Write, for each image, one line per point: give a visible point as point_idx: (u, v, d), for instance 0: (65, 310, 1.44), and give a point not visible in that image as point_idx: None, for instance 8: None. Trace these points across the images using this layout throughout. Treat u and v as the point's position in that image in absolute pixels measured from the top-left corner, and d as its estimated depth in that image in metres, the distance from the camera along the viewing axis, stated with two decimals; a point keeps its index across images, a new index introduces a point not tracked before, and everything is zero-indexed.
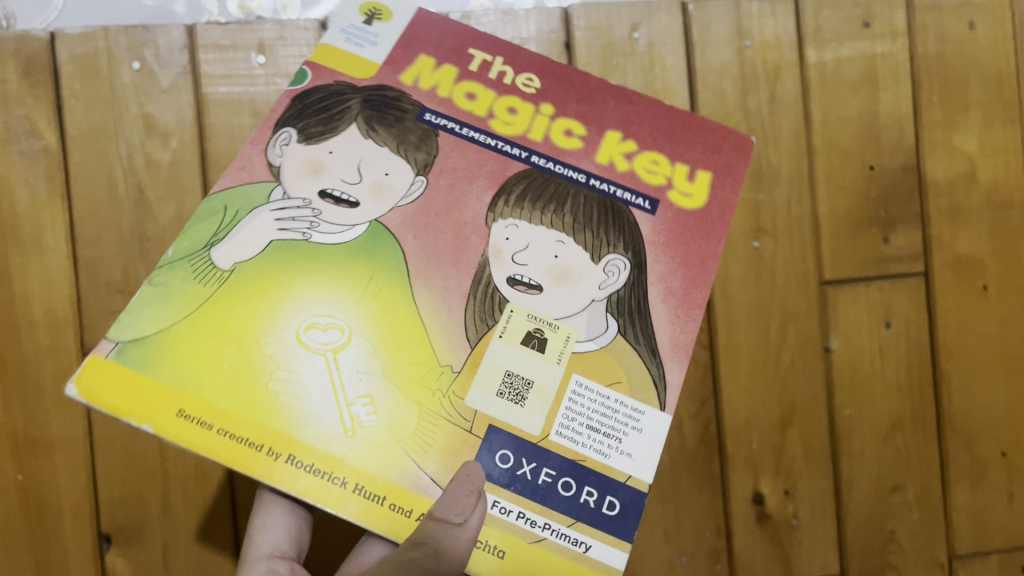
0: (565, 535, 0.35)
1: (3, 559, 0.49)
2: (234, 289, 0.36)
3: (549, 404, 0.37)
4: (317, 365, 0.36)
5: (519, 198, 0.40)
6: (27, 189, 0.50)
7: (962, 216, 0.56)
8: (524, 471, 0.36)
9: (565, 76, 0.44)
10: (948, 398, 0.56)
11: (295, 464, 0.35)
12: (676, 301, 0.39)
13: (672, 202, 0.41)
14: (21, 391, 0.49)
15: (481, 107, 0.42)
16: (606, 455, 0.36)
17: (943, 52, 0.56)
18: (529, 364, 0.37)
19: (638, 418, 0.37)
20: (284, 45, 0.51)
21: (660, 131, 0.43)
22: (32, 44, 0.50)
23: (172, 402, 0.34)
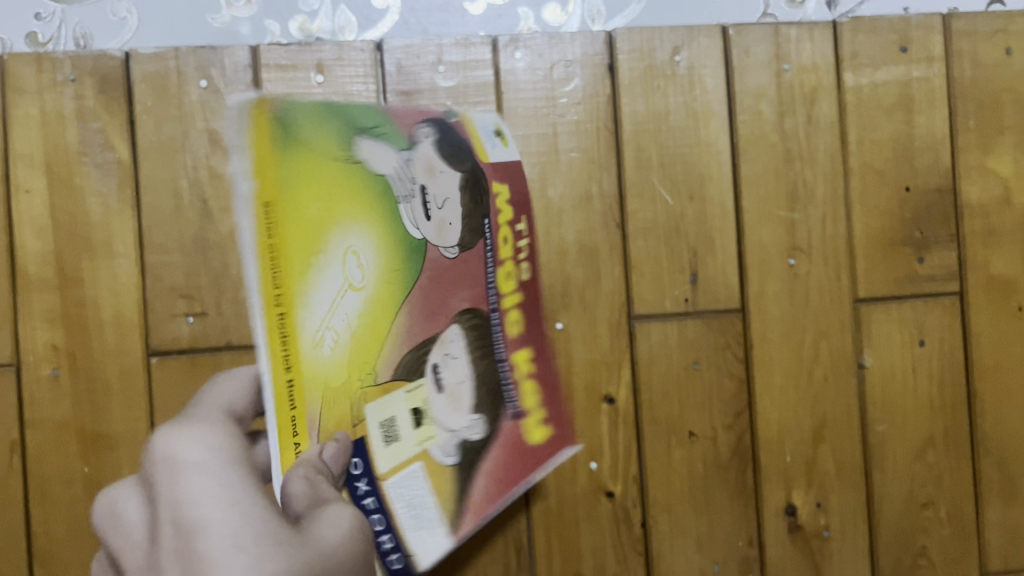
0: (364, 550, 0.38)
1: (68, 546, 0.52)
2: (309, 165, 0.33)
3: (399, 459, 0.39)
4: (341, 278, 0.34)
5: (473, 325, 0.45)
6: (100, 199, 0.53)
7: (997, 237, 0.57)
8: (360, 488, 0.36)
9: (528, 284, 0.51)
10: (982, 417, 0.57)
11: (279, 319, 0.30)
12: (489, 470, 0.46)
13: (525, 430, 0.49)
14: (89, 388, 0.53)
15: (505, 279, 0.48)
16: (409, 530, 0.41)
17: (978, 77, 0.57)
18: (426, 424, 0.41)
19: (431, 528, 0.42)
20: (341, 66, 0.54)
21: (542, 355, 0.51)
22: (108, 63, 0.53)
23: (272, 194, 0.30)
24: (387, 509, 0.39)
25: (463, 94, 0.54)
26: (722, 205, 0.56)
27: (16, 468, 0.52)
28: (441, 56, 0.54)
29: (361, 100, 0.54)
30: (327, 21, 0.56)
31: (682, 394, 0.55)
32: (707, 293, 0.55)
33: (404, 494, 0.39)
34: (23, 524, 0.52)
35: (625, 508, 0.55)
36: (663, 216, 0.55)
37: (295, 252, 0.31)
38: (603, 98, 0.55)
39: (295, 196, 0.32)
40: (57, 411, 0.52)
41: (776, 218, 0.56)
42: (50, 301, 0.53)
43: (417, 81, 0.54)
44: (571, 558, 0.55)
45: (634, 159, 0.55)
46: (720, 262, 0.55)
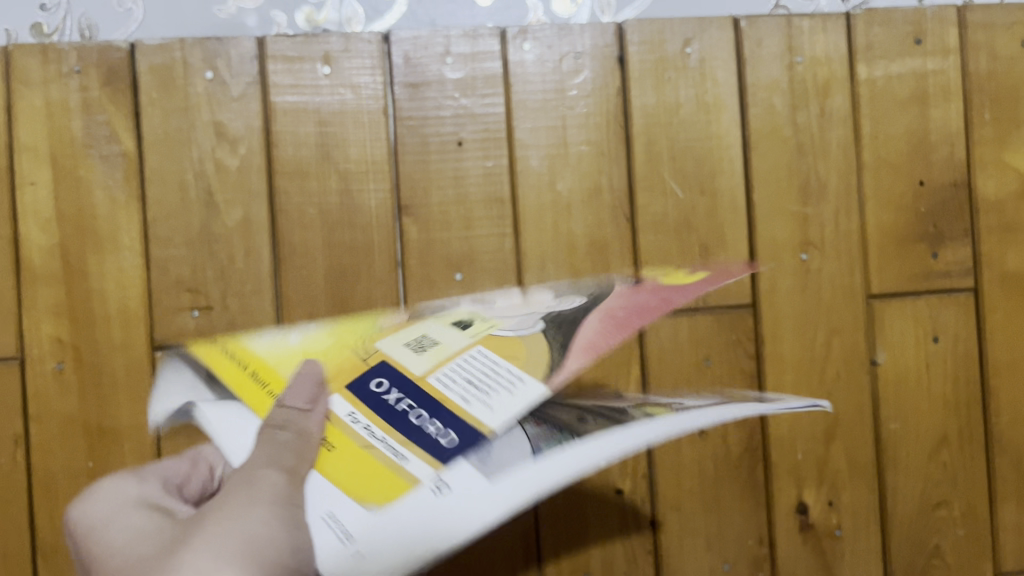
0: (394, 447, 0.36)
1: None
2: (236, 348, 0.44)
3: (444, 356, 0.41)
4: (297, 332, 0.45)
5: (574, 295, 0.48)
6: (106, 191, 0.53)
7: (1013, 233, 0.56)
8: (388, 396, 0.39)
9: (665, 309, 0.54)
10: (997, 415, 0.56)
11: (254, 378, 0.41)
12: (609, 317, 0.41)
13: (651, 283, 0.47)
14: (94, 382, 0.52)
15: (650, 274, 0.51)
16: (468, 403, 0.38)
17: (994, 70, 0.56)
18: (449, 335, 0.42)
19: (516, 384, 0.38)
20: (348, 58, 0.53)
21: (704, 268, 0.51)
22: (114, 54, 0.53)
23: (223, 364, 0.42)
24: (433, 396, 0.38)
25: (471, 86, 0.54)
26: (733, 199, 0.55)
27: (20, 463, 0.52)
28: (449, 48, 0.54)
29: (368, 92, 0.53)
30: (334, 12, 0.55)
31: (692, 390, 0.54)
32: (718, 288, 0.55)
33: (472, 374, 0.39)
34: (28, 518, 0.52)
35: (634, 506, 0.54)
36: (674, 210, 0.54)
37: (272, 363, 0.43)
38: (613, 90, 0.54)
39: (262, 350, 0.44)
40: (62, 405, 0.52)
41: (788, 212, 0.55)
42: (55, 294, 0.52)
43: (425, 72, 0.54)
44: (579, 557, 0.54)
45: (644, 152, 0.54)
46: (731, 258, 0.55)
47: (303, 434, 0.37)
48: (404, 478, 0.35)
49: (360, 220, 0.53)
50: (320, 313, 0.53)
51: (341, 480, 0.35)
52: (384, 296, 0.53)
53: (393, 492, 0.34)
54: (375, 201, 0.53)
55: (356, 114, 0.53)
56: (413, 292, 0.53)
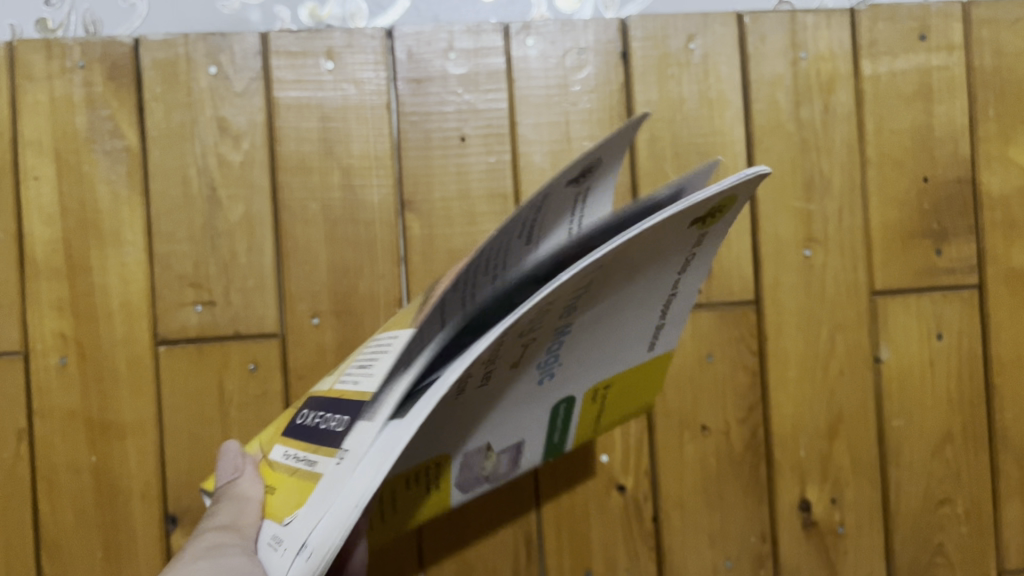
0: (308, 459, 0.34)
1: (75, 535, 0.52)
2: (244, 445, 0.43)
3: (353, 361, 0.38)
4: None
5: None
6: (109, 186, 0.53)
7: (1018, 229, 0.56)
8: (307, 417, 0.37)
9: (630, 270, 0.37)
10: (1001, 412, 0.56)
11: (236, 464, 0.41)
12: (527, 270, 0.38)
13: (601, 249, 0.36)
14: (97, 376, 0.52)
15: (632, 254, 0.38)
16: (359, 382, 0.34)
17: (999, 67, 0.56)
18: None
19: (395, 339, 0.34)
20: (351, 53, 0.53)
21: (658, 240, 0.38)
22: (117, 49, 0.53)
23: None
24: (334, 397, 0.35)
25: (475, 82, 0.54)
26: None
27: (23, 457, 0.52)
28: (452, 43, 0.54)
29: (371, 88, 0.53)
30: (337, 8, 0.55)
31: (695, 386, 0.54)
32: (721, 284, 0.54)
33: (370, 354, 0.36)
34: (30, 512, 0.52)
35: (636, 502, 0.54)
36: None
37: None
38: (616, 86, 0.54)
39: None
40: (65, 399, 0.52)
41: (791, 208, 0.55)
42: (58, 288, 0.52)
43: (428, 68, 0.54)
44: (581, 553, 0.54)
45: (647, 148, 0.54)
46: (734, 254, 0.55)
47: (238, 498, 0.36)
48: (314, 479, 0.32)
49: (363, 215, 0.53)
50: (323, 309, 0.53)
51: (283, 508, 0.34)
52: (386, 290, 0.53)
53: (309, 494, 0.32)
54: (378, 197, 0.53)
55: (359, 110, 0.53)
56: (415, 287, 0.53)
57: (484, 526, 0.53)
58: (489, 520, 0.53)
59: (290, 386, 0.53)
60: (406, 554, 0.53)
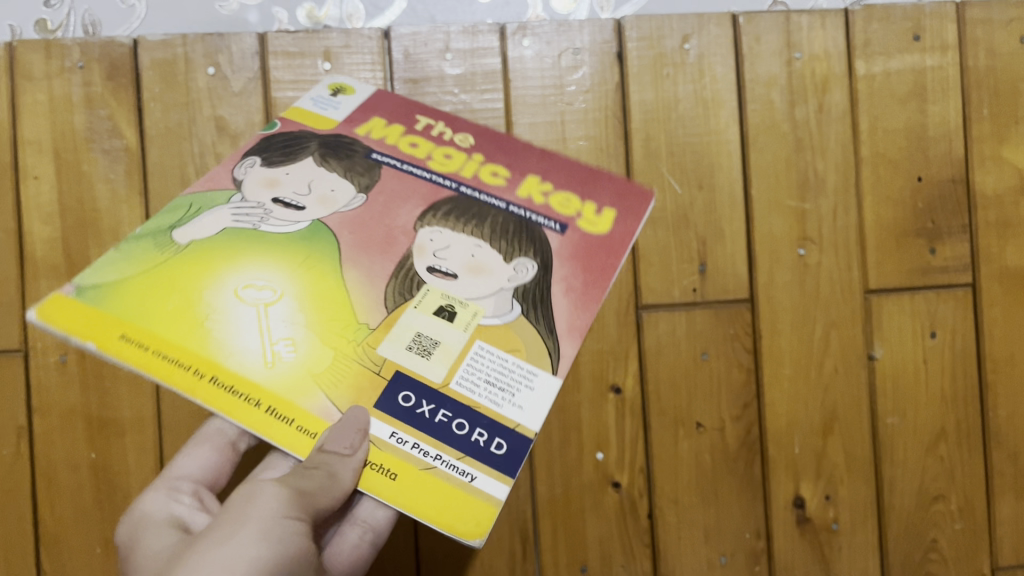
0: (454, 465, 0.33)
1: (74, 531, 0.52)
2: (126, 313, 0.34)
3: (455, 360, 0.35)
4: (251, 311, 0.35)
5: (446, 213, 0.40)
6: (108, 185, 0.53)
7: (1012, 228, 0.56)
8: (422, 411, 0.34)
9: (597, 246, 0.41)
10: (994, 410, 0.56)
11: (219, 385, 0.33)
12: (576, 297, 0.38)
13: (581, 228, 0.41)
14: (96, 374, 0.53)
15: (570, 211, 0.42)
16: (498, 405, 0.34)
17: (993, 66, 0.56)
18: (439, 329, 0.36)
19: (531, 379, 0.35)
20: (349, 53, 0.54)
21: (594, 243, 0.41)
22: (116, 50, 0.53)
23: (114, 327, 0.34)
24: (464, 404, 0.34)
25: (471, 82, 0.54)
26: (731, 195, 0.55)
27: (24, 453, 0.52)
28: (448, 44, 0.54)
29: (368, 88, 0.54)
30: (335, 8, 0.56)
31: (690, 385, 0.55)
32: (716, 283, 0.55)
33: (478, 368, 0.35)
34: (30, 508, 0.52)
35: (631, 499, 0.54)
36: (672, 205, 0.55)
37: (172, 334, 0.34)
38: (611, 86, 0.55)
39: (130, 301, 0.35)
40: (64, 396, 0.52)
41: (786, 208, 0.55)
42: (57, 286, 0.53)
43: (424, 68, 0.54)
44: (577, 549, 0.54)
45: (642, 147, 0.55)
46: (729, 253, 0.55)
47: (330, 475, 0.33)
48: (480, 497, 0.32)
49: None
50: None
51: (413, 506, 0.32)
52: None
53: (481, 520, 0.32)
54: None
55: None
56: None
57: None
58: None
59: None
60: (403, 548, 0.54)
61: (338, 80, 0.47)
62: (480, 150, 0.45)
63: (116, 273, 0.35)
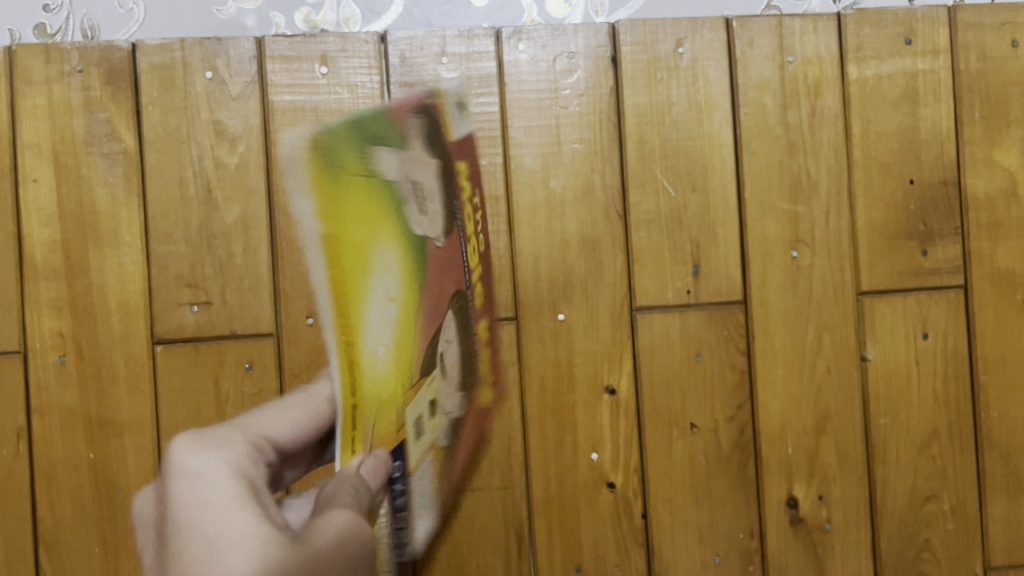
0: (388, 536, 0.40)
1: (73, 532, 0.53)
2: (327, 202, 0.34)
3: (422, 450, 0.43)
4: (381, 295, 0.38)
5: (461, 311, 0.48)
6: (107, 188, 0.54)
7: (1003, 230, 0.57)
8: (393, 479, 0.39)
9: (482, 425, 0.52)
10: (986, 411, 0.57)
11: (348, 349, 0.34)
12: (466, 450, 0.50)
13: (485, 402, 0.51)
14: (95, 375, 0.53)
15: (484, 386, 0.52)
16: (415, 511, 0.44)
17: (984, 70, 0.57)
18: (424, 406, 0.44)
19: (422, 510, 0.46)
20: (345, 57, 0.54)
21: (481, 423, 0.52)
22: (114, 54, 0.54)
23: (334, 235, 0.34)
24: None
25: (467, 86, 0.55)
26: (725, 198, 0.56)
27: (23, 454, 0.53)
28: (444, 48, 0.55)
29: (365, 92, 0.54)
30: (332, 13, 0.56)
31: (683, 386, 0.55)
32: (709, 285, 0.55)
33: (422, 486, 0.43)
34: (30, 508, 0.53)
35: (626, 499, 0.55)
36: (666, 208, 0.55)
37: (350, 274, 0.34)
38: (606, 90, 0.55)
39: (344, 195, 0.34)
40: (63, 398, 0.53)
41: (779, 210, 0.56)
42: (57, 288, 0.53)
43: (420, 72, 0.55)
44: (572, 548, 0.55)
45: (636, 151, 0.55)
46: (722, 255, 0.55)
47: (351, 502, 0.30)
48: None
49: None
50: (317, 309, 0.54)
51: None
52: None
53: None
54: None
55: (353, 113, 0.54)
56: None
57: (476, 523, 0.54)
58: (484, 514, 0.54)
59: (285, 385, 0.54)
60: None
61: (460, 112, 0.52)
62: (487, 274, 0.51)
63: (343, 165, 0.35)
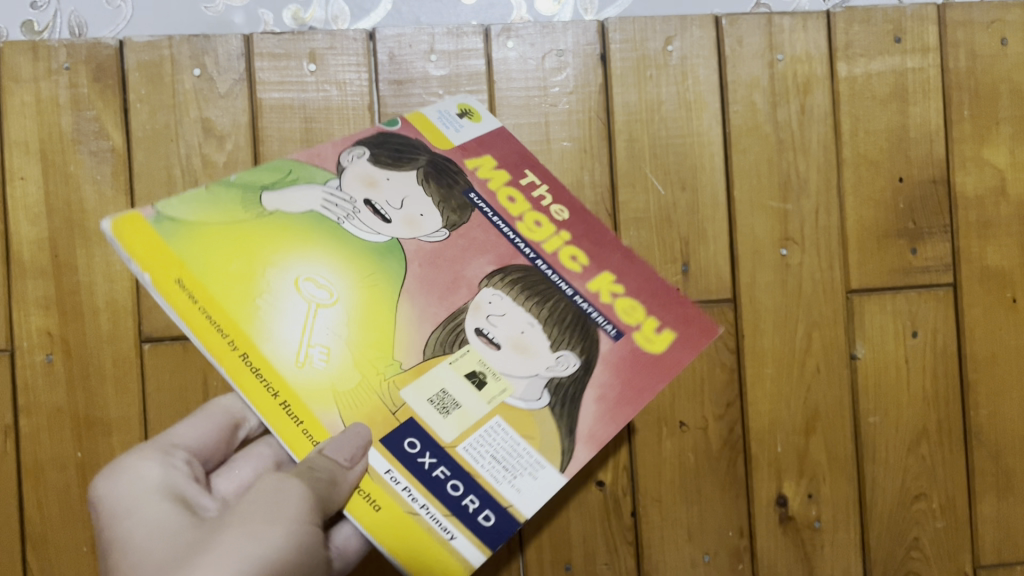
0: (437, 520, 0.34)
1: (61, 531, 0.53)
2: None
3: (468, 424, 0.36)
4: (301, 305, 0.37)
5: (513, 280, 0.40)
6: (94, 185, 0.53)
7: (991, 229, 0.57)
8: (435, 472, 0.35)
9: (631, 362, 0.39)
10: (976, 409, 0.57)
11: None
12: (606, 406, 0.37)
13: (634, 343, 0.39)
14: (82, 372, 0.53)
15: (605, 293, 0.41)
16: (497, 481, 0.35)
17: (973, 68, 0.57)
18: (490, 369, 0.37)
19: (534, 467, 0.35)
20: (334, 55, 0.54)
21: (638, 363, 0.39)
22: (102, 51, 0.54)
23: (173, 268, 0.36)
24: (466, 471, 0.35)
25: (455, 83, 0.55)
26: (714, 195, 0.56)
27: (10, 453, 0.53)
28: (433, 45, 0.55)
29: (354, 89, 0.54)
30: (320, 10, 0.56)
31: (672, 383, 0.55)
32: (699, 283, 0.55)
33: (487, 451, 0.35)
34: (18, 507, 0.53)
35: (615, 497, 0.55)
36: (655, 206, 0.55)
37: (222, 292, 0.36)
38: (595, 88, 0.55)
39: (206, 252, 0.36)
40: (51, 396, 0.53)
41: (769, 208, 0.56)
42: (44, 287, 0.53)
43: (409, 69, 0.54)
44: (561, 546, 0.55)
45: (626, 148, 0.55)
46: (712, 253, 0.55)
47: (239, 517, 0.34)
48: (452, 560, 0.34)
49: None
50: None
51: (391, 545, 0.34)
52: None
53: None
54: None
55: (341, 111, 0.54)
56: None
57: None
58: None
59: None
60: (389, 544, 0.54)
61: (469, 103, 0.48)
62: (570, 227, 0.43)
63: (200, 217, 0.38)
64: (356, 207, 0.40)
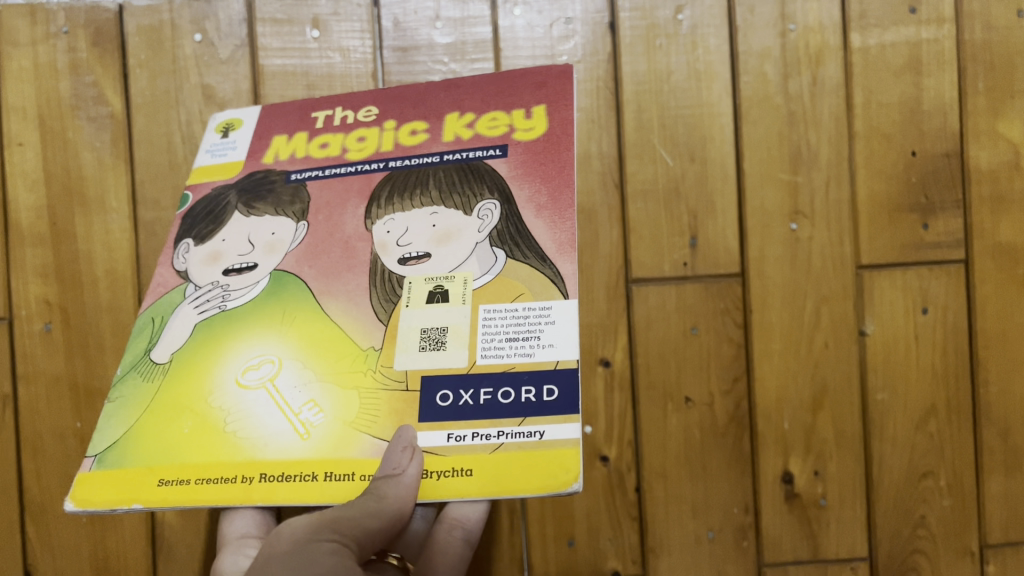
0: (519, 433, 0.34)
1: (60, 501, 0.52)
2: None
3: (467, 337, 0.36)
4: (262, 397, 0.37)
5: (388, 196, 0.40)
6: (93, 152, 0.52)
7: (1005, 204, 0.56)
8: (465, 400, 0.35)
9: (536, 154, 0.40)
10: (985, 386, 0.56)
11: None
12: (549, 213, 0.38)
13: (517, 142, 0.40)
14: (82, 340, 0.52)
15: (465, 131, 0.41)
16: (531, 354, 0.35)
17: (990, 40, 0.56)
18: (436, 283, 0.37)
19: (548, 314, 0.35)
20: (337, 21, 0.53)
21: (531, 154, 0.40)
22: (102, 15, 0.53)
23: (152, 481, 0.36)
24: (501, 373, 0.35)
25: (461, 51, 0.54)
26: (723, 167, 0.55)
27: (10, 423, 0.52)
28: (438, 12, 0.53)
29: (357, 56, 0.53)
30: None
31: (678, 359, 0.54)
32: (706, 258, 0.54)
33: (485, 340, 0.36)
34: (17, 476, 0.52)
35: (620, 473, 0.54)
36: (663, 178, 0.54)
37: (209, 456, 0.36)
38: (603, 56, 0.54)
39: (170, 441, 0.36)
40: (50, 365, 0.52)
41: (779, 181, 0.55)
42: (43, 255, 0.52)
43: (414, 37, 0.53)
44: (565, 522, 0.54)
45: (634, 119, 0.54)
46: (720, 226, 0.55)
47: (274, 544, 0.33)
48: (553, 450, 0.33)
49: None
50: None
51: (499, 487, 0.33)
52: None
53: (566, 467, 0.33)
54: None
55: (344, 78, 0.53)
56: None
57: None
58: None
59: None
60: None
61: (224, 116, 0.46)
62: (390, 115, 0.43)
63: (134, 432, 0.37)
64: (223, 286, 0.40)
